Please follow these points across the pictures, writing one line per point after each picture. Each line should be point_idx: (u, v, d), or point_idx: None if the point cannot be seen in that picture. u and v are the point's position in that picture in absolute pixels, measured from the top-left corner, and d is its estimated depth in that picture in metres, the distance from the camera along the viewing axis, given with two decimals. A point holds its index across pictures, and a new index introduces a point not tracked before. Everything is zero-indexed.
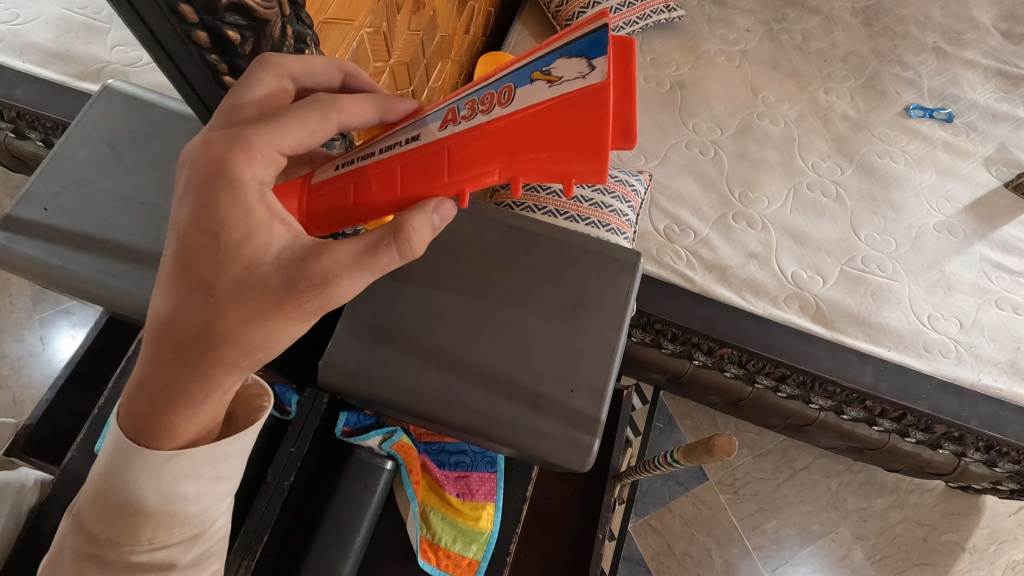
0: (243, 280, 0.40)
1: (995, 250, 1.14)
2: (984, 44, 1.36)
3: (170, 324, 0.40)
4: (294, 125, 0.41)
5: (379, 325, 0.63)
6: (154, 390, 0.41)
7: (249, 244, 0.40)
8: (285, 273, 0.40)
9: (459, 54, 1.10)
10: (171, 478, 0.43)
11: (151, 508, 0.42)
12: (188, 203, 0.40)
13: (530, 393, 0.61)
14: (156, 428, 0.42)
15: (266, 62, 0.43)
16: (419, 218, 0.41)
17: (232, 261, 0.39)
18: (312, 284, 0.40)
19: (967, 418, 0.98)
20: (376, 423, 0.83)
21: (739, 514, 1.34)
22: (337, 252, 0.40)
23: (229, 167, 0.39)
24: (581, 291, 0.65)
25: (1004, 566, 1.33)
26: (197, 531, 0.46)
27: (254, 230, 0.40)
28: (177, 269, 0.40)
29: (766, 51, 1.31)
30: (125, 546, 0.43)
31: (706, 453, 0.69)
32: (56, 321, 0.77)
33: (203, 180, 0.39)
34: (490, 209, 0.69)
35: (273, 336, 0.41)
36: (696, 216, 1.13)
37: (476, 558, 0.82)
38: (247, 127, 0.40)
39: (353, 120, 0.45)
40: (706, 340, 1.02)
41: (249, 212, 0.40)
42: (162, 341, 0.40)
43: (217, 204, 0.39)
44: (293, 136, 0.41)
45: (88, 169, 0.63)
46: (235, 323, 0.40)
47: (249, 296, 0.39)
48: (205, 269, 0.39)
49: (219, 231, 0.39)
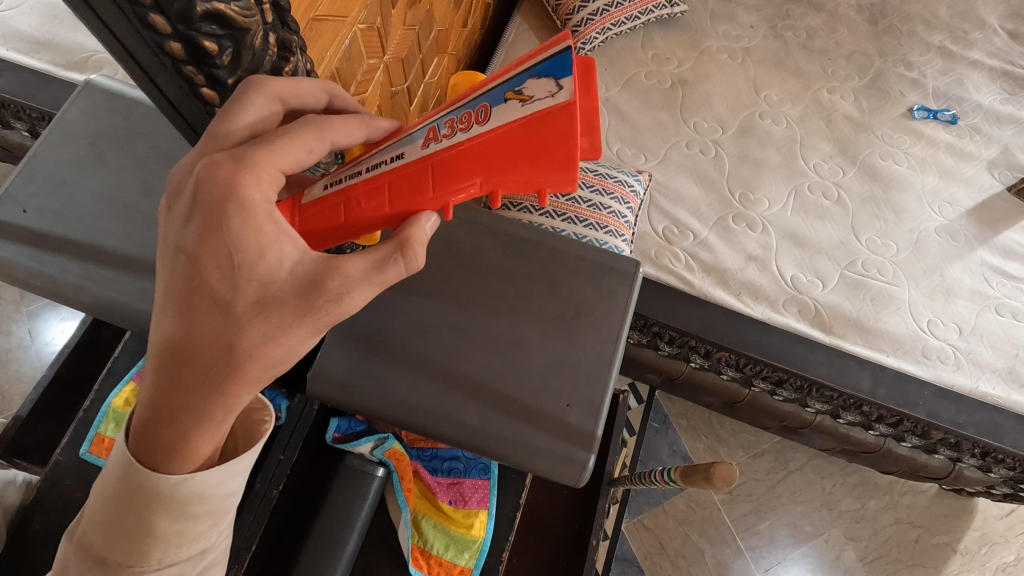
0: (262, 297, 0.38)
1: (996, 255, 1.13)
2: (990, 44, 1.33)
3: (183, 346, 0.38)
4: (293, 144, 0.39)
5: (371, 336, 0.61)
6: (170, 415, 0.39)
7: (263, 262, 0.38)
8: (302, 288, 0.38)
9: (456, 48, 1.08)
10: (184, 498, 0.40)
11: (162, 529, 0.40)
12: (195, 223, 0.37)
13: (532, 406, 0.59)
14: (175, 453, 0.39)
15: (258, 84, 0.41)
16: (417, 230, 0.41)
17: (248, 279, 0.38)
18: (336, 298, 0.39)
19: (964, 425, 0.96)
20: (368, 429, 0.83)
21: (732, 515, 1.34)
22: (350, 266, 0.39)
23: (238, 187, 0.37)
24: (579, 302, 0.64)
25: (995, 568, 1.33)
26: (205, 547, 0.43)
27: (265, 247, 0.38)
28: (188, 289, 0.38)
29: (769, 48, 1.29)
30: (134, 567, 0.41)
31: (705, 480, 0.68)
32: (45, 313, 0.73)
33: (211, 202, 0.37)
34: (485, 215, 0.67)
35: (294, 349, 0.40)
36: (695, 218, 1.11)
37: (469, 565, 0.81)
38: (248, 147, 0.38)
39: (344, 139, 0.42)
40: (704, 343, 1.01)
41: (260, 230, 0.38)
42: (176, 364, 0.38)
43: (225, 225, 0.37)
44: (293, 156, 0.39)
45: (68, 170, 0.61)
46: (258, 339, 0.38)
47: (270, 312, 0.38)
48: (222, 286, 0.38)
49: (233, 251, 0.37)
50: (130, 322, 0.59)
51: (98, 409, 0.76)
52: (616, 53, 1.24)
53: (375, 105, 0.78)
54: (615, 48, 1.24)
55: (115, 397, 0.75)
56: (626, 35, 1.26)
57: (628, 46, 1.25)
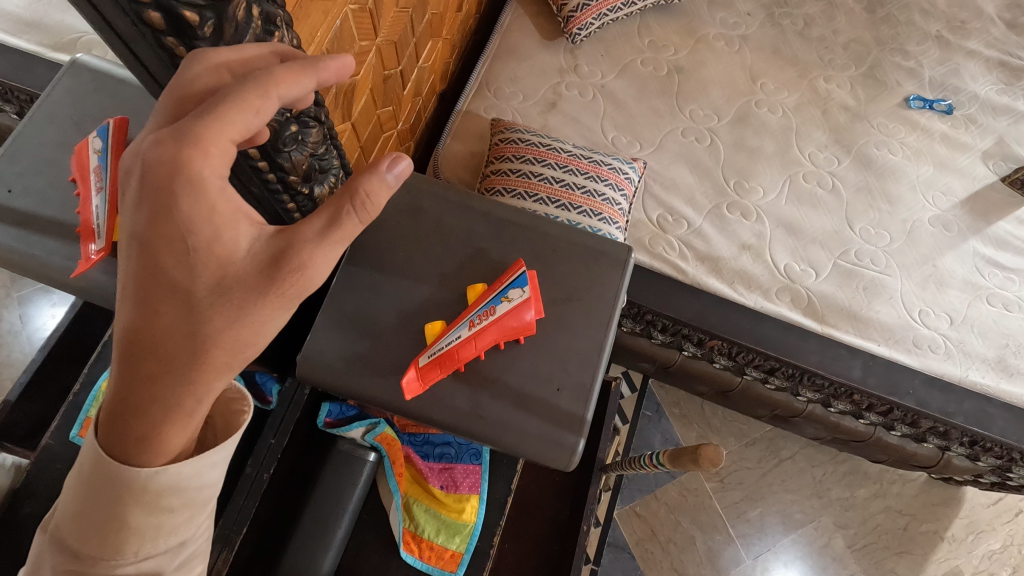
0: (223, 279, 0.39)
1: (988, 245, 1.13)
2: (987, 34, 1.33)
3: (145, 336, 0.39)
4: (235, 107, 0.37)
5: (362, 320, 0.61)
6: (138, 408, 0.39)
7: (219, 243, 0.39)
8: (262, 264, 0.40)
9: (450, 33, 1.07)
10: (158, 491, 0.40)
11: (136, 522, 0.40)
12: (144, 207, 0.38)
13: (522, 390, 0.60)
14: (145, 445, 0.39)
15: (199, 59, 0.39)
16: (372, 180, 0.41)
17: (206, 262, 0.39)
18: (298, 268, 0.40)
19: (953, 414, 1.00)
20: (359, 414, 0.83)
21: (723, 502, 1.35)
22: (305, 232, 0.41)
23: (187, 166, 0.37)
24: (570, 288, 0.63)
25: (981, 555, 1.35)
26: (183, 539, 0.44)
27: (221, 229, 0.39)
28: (146, 278, 0.38)
29: (766, 36, 1.27)
30: (109, 561, 0.41)
31: (692, 462, 0.69)
32: (35, 298, 0.74)
33: (158, 183, 0.37)
34: (478, 199, 0.67)
35: (261, 329, 0.41)
36: (690, 206, 1.11)
37: (459, 549, 0.82)
38: (191, 119, 0.37)
39: (291, 91, 0.39)
40: (697, 331, 1.03)
41: (214, 210, 0.38)
42: (141, 354, 0.39)
43: (176, 206, 0.37)
44: (239, 121, 0.37)
45: (53, 150, 0.61)
46: (222, 321, 0.40)
47: (232, 294, 0.40)
48: (180, 272, 0.39)
49: (186, 234, 0.38)
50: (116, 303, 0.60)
51: (88, 393, 0.75)
52: (612, 39, 1.23)
53: (366, 89, 0.77)
54: (610, 35, 1.23)
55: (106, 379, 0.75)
56: (623, 21, 1.24)
57: (624, 32, 1.24)
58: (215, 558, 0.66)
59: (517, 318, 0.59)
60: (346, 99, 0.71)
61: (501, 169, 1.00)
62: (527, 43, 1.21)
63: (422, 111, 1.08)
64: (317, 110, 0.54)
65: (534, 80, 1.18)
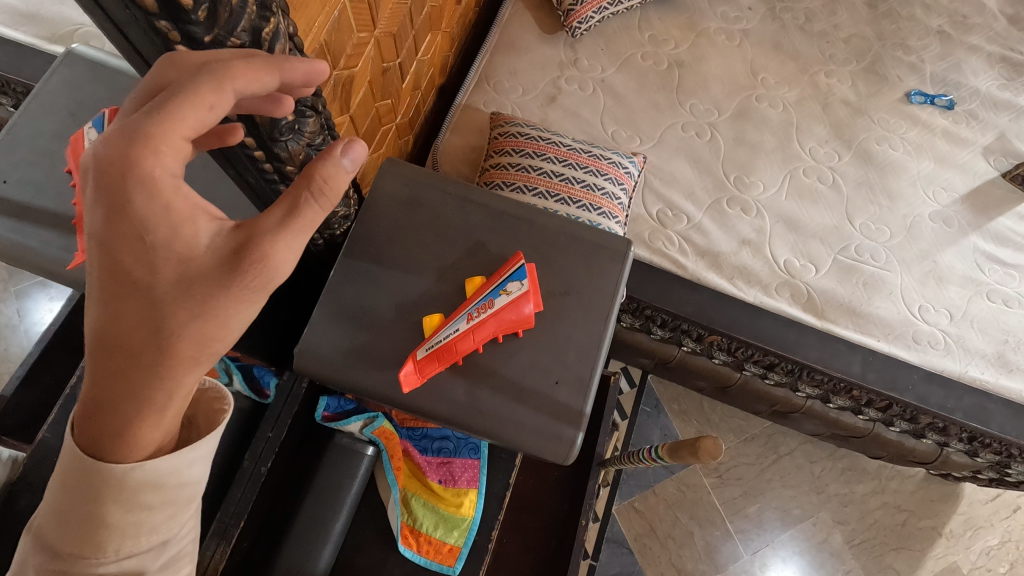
0: (185, 275, 0.39)
1: (989, 241, 1.13)
2: (989, 29, 1.32)
3: (109, 336, 0.38)
4: (188, 104, 0.36)
5: (358, 313, 0.61)
6: (108, 405, 0.38)
7: (178, 240, 0.38)
8: (224, 258, 0.40)
9: (450, 26, 1.06)
10: (135, 488, 0.40)
11: (114, 519, 0.40)
12: (99, 206, 0.36)
13: (520, 383, 0.59)
14: (120, 441, 0.39)
15: (170, 61, 0.38)
16: (327, 167, 0.42)
17: (166, 259, 0.38)
18: (261, 258, 0.40)
19: (952, 410, 1.00)
20: (358, 407, 0.82)
21: (721, 497, 1.35)
22: (265, 224, 0.40)
23: (137, 165, 0.36)
24: (568, 281, 0.63)
25: (978, 551, 1.35)
26: (166, 538, 0.43)
27: (178, 227, 0.38)
28: (108, 278, 0.38)
29: (767, 31, 1.27)
30: (89, 560, 0.40)
31: (691, 455, 0.69)
32: (34, 293, 0.72)
33: (109, 182, 0.36)
34: (476, 191, 0.67)
35: (228, 323, 0.41)
36: (690, 201, 1.10)
37: (458, 544, 0.81)
38: (141, 117, 0.36)
39: (249, 88, 0.39)
40: (695, 327, 1.03)
41: (168, 209, 0.37)
42: (108, 352, 0.38)
43: (130, 205, 0.36)
44: (191, 119, 0.36)
45: (51, 141, 0.61)
46: (187, 317, 0.39)
47: (195, 289, 0.39)
48: (140, 269, 0.38)
49: (143, 233, 0.37)
50: None
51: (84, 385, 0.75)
52: (613, 33, 1.22)
53: (364, 82, 0.76)
54: (611, 29, 1.22)
55: None
56: (623, 15, 1.24)
57: (624, 25, 1.23)
58: (212, 549, 0.65)
59: (515, 311, 0.58)
60: (344, 91, 0.71)
61: (500, 163, 1.00)
62: (527, 36, 1.20)
63: (420, 105, 1.07)
64: (315, 99, 0.54)
65: (534, 75, 1.17)
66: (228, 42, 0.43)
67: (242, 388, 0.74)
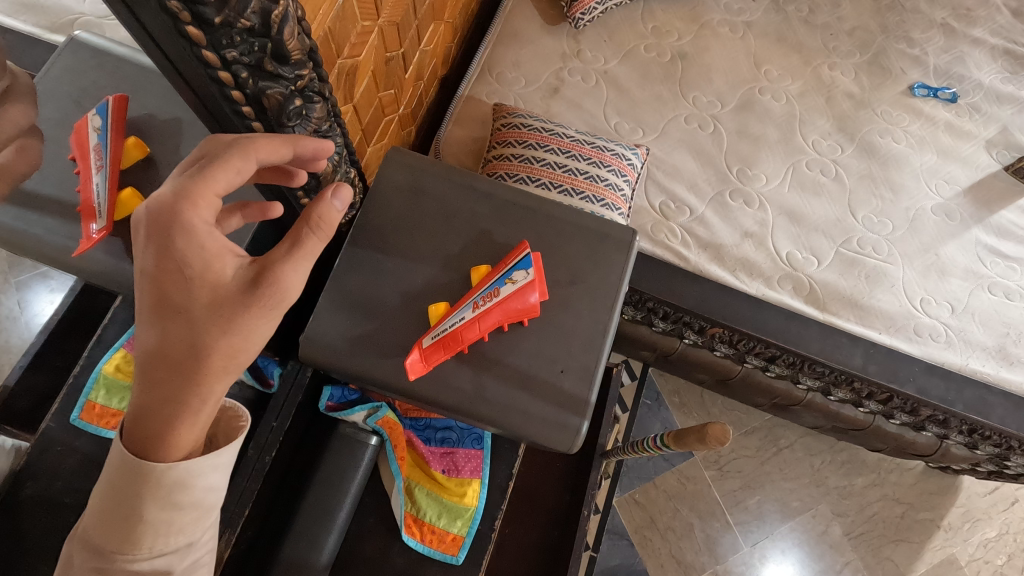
0: (215, 299, 0.43)
1: (991, 234, 1.13)
2: (993, 21, 1.31)
3: (154, 355, 0.42)
4: (220, 168, 0.42)
5: (364, 301, 0.61)
6: (152, 409, 0.42)
7: (210, 271, 0.43)
8: (247, 285, 0.44)
9: (453, 16, 1.05)
10: (169, 488, 0.43)
11: (150, 516, 0.43)
12: (148, 249, 0.42)
13: (526, 372, 0.60)
14: (160, 441, 0.42)
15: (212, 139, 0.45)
16: (325, 207, 0.47)
17: (199, 288, 0.43)
18: (274, 283, 0.44)
19: (953, 401, 0.99)
20: (361, 398, 0.83)
21: (721, 490, 1.35)
22: (279, 255, 0.45)
23: (179, 216, 0.41)
24: (573, 270, 0.63)
25: (976, 543, 1.36)
26: (192, 540, 0.46)
27: (210, 261, 0.43)
28: (153, 304, 0.42)
29: (770, 23, 1.26)
30: (126, 555, 0.43)
31: (698, 441, 0.69)
32: (34, 284, 0.66)
33: (157, 228, 0.41)
34: (481, 180, 0.67)
35: (251, 339, 0.44)
36: (693, 193, 1.10)
37: (461, 533, 0.82)
38: (184, 178, 0.42)
39: (270, 156, 0.46)
40: (698, 319, 1.03)
41: (203, 249, 0.42)
42: (152, 367, 0.42)
43: (172, 245, 0.42)
44: (223, 179, 0.43)
45: (52, 128, 0.59)
46: (218, 334, 0.42)
47: (225, 312, 0.43)
48: (179, 297, 0.42)
49: (182, 267, 0.42)
50: (120, 285, 0.62)
51: (88, 374, 0.75)
52: (616, 24, 1.21)
53: (368, 71, 0.76)
54: (614, 20, 1.22)
55: (106, 361, 0.75)
56: (626, 6, 1.23)
57: (627, 17, 1.23)
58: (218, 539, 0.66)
59: (520, 301, 0.58)
60: (348, 80, 0.71)
61: (503, 154, 1.00)
62: (529, 27, 1.19)
63: (423, 96, 1.07)
64: (322, 86, 0.54)
65: (536, 66, 1.17)
66: (237, 24, 0.43)
67: (247, 378, 0.74)
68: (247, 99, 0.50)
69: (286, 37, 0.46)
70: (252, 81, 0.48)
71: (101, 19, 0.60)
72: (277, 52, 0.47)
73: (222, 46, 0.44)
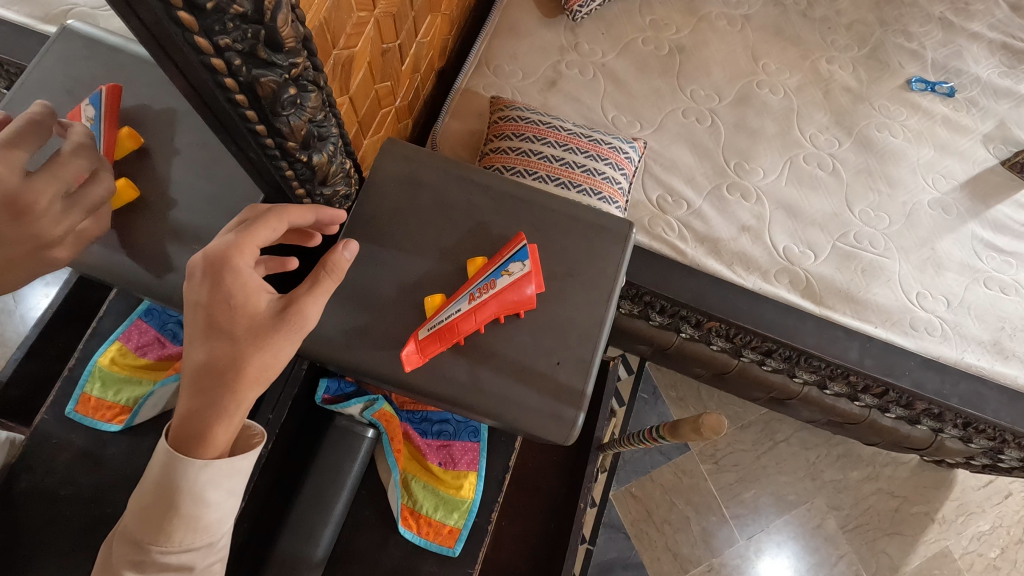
0: (253, 324, 0.45)
1: (987, 229, 1.13)
2: (991, 16, 1.31)
3: (199, 371, 0.44)
4: (264, 226, 0.47)
5: (362, 294, 0.61)
6: (196, 414, 0.43)
7: (250, 301, 0.46)
8: (281, 315, 0.47)
9: (450, 9, 1.05)
10: (201, 485, 0.44)
11: (183, 511, 0.44)
12: (200, 283, 0.45)
13: (522, 364, 0.60)
14: (200, 441, 0.43)
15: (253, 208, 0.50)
16: (337, 255, 0.52)
17: (241, 315, 0.45)
18: (299, 313, 0.48)
19: (948, 395, 1.00)
20: (357, 391, 0.85)
21: (718, 483, 1.36)
22: (305, 291, 0.49)
23: (228, 257, 0.45)
24: (569, 262, 0.63)
25: (970, 536, 1.37)
26: (213, 540, 0.46)
27: (250, 293, 0.46)
28: (202, 327, 0.44)
29: (768, 16, 1.26)
30: (158, 547, 0.44)
31: (694, 432, 0.69)
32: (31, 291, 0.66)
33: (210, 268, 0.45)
34: (478, 172, 0.66)
35: (280, 357, 0.47)
36: (690, 187, 1.10)
37: (458, 525, 0.82)
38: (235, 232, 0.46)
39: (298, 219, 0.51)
40: (696, 314, 1.03)
41: (246, 283, 0.45)
42: (197, 379, 0.44)
43: (222, 281, 0.45)
44: (264, 233, 0.47)
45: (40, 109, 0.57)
46: (256, 350, 0.45)
47: (264, 335, 0.45)
48: (226, 322, 0.45)
49: (229, 297, 0.45)
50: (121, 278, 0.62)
51: (83, 367, 0.74)
52: (613, 17, 1.21)
53: (364, 62, 0.75)
54: (612, 13, 1.21)
55: (101, 354, 0.75)
56: None
57: (625, 9, 1.22)
58: None
59: (517, 292, 0.58)
60: (344, 72, 0.70)
61: (499, 146, 0.99)
62: (527, 20, 1.19)
63: (419, 89, 1.06)
64: (316, 75, 0.54)
65: (534, 59, 1.16)
66: (230, 9, 0.43)
67: None
68: (240, 87, 0.49)
69: (280, 24, 0.46)
70: (246, 68, 0.48)
71: (94, 9, 0.56)
72: (270, 39, 0.47)
73: (214, 32, 0.44)
